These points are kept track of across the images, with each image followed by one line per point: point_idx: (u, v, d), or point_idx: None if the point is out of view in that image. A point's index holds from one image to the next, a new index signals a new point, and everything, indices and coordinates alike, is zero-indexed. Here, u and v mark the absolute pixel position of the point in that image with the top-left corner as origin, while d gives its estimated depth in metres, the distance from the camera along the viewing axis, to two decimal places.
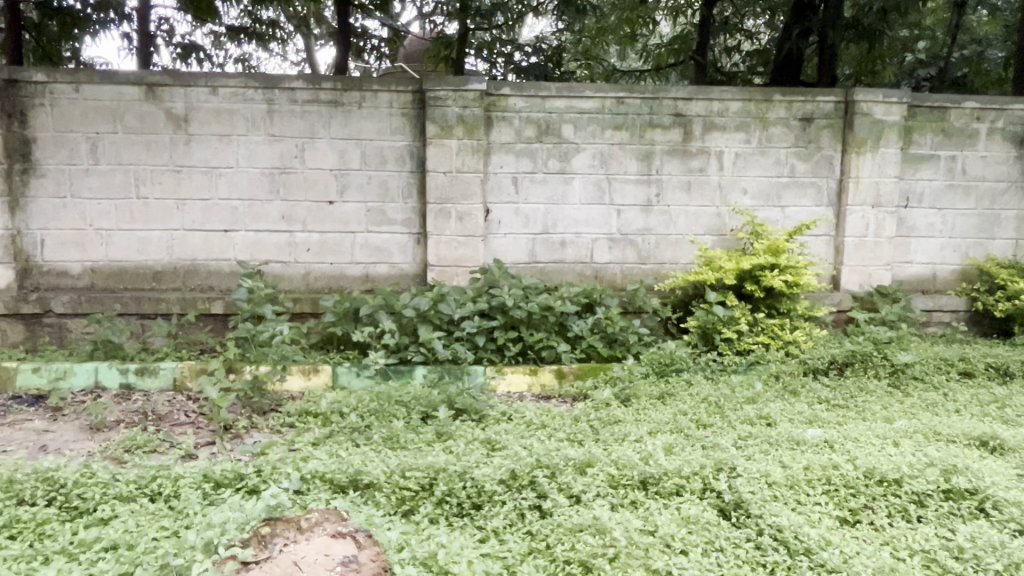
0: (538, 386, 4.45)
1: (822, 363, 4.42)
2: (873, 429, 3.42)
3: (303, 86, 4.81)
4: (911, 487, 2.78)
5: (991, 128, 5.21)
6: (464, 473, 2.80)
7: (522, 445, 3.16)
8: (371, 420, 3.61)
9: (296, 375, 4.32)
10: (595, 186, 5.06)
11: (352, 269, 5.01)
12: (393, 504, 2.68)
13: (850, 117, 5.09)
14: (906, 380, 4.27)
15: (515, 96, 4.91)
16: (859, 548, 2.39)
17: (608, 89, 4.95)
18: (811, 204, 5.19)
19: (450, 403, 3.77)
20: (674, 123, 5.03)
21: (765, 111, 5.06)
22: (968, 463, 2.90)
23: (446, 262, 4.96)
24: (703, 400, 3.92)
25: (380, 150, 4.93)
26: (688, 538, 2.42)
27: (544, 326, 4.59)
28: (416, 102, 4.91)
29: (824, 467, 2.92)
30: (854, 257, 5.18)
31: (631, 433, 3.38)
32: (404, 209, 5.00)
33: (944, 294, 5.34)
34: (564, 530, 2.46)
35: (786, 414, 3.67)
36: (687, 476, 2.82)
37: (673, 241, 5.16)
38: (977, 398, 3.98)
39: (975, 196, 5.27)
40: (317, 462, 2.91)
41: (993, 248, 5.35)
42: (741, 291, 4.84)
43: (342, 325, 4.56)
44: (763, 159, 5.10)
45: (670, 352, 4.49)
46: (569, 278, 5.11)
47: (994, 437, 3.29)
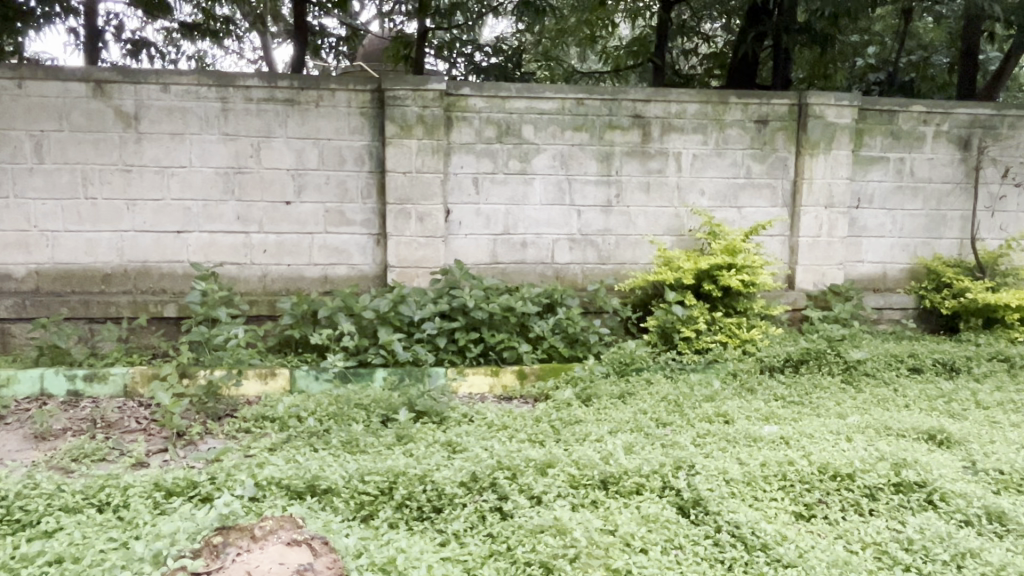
0: (499, 386, 4.45)
1: (778, 360, 4.50)
2: (827, 425, 3.50)
3: (257, 83, 4.71)
4: (864, 481, 2.85)
5: (937, 131, 5.37)
6: (424, 476, 2.77)
7: (484, 446, 3.15)
8: (330, 424, 3.55)
9: (252, 379, 4.24)
10: (556, 187, 5.07)
11: (311, 271, 4.93)
12: (352, 510, 2.64)
13: (803, 119, 5.20)
14: (858, 376, 4.37)
15: (475, 96, 4.89)
16: (813, 543, 2.43)
17: (568, 90, 4.97)
18: (767, 205, 5.28)
19: (411, 406, 3.74)
20: (633, 125, 5.07)
21: (721, 113, 5.14)
22: (918, 457, 2.98)
23: (406, 263, 4.91)
24: (663, 399, 3.96)
25: (338, 149, 4.86)
26: (647, 536, 2.43)
27: (506, 327, 4.57)
28: (375, 101, 4.86)
29: (780, 463, 2.96)
30: (808, 257, 5.29)
31: (592, 433, 3.39)
32: (364, 210, 4.94)
33: (894, 293, 5.49)
34: (525, 531, 2.45)
35: (743, 412, 3.73)
36: (647, 475, 2.84)
37: (633, 242, 5.20)
38: (926, 393, 4.10)
39: (922, 196, 5.44)
40: (272, 468, 2.85)
41: (940, 247, 5.52)
42: (699, 290, 4.91)
43: (301, 327, 4.50)
44: (720, 161, 5.18)
45: (630, 351, 4.52)
46: (530, 279, 5.11)
47: (942, 431, 3.39)
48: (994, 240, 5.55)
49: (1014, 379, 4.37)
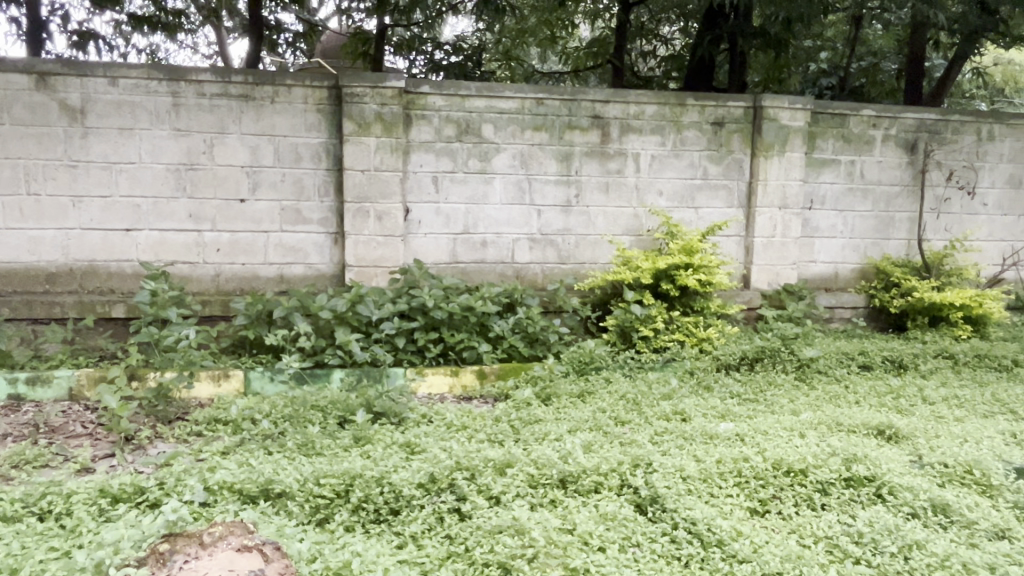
0: (459, 387, 4.41)
1: (733, 358, 4.57)
2: (781, 421, 3.56)
3: (210, 78, 4.60)
4: (816, 477, 2.90)
5: (886, 135, 5.53)
6: (381, 478, 2.73)
7: (443, 447, 3.12)
8: (286, 426, 3.48)
9: (204, 381, 4.13)
10: (515, 186, 5.06)
11: (266, 270, 4.83)
12: (307, 513, 2.58)
13: (758, 122, 5.29)
14: (811, 373, 4.47)
15: (435, 94, 4.86)
16: (767, 538, 2.47)
17: (528, 89, 4.97)
18: (723, 205, 5.37)
19: (369, 407, 3.69)
20: (593, 125, 5.10)
21: (679, 114, 5.20)
22: (867, 452, 3.05)
23: (364, 262, 4.85)
24: (622, 398, 3.98)
25: (294, 146, 4.77)
26: (606, 534, 2.44)
27: (465, 327, 4.55)
28: (332, 98, 4.79)
29: (735, 460, 3.01)
30: (763, 256, 5.39)
31: (551, 432, 3.39)
32: (321, 208, 4.86)
33: (845, 292, 5.63)
34: (483, 532, 2.43)
35: (700, 410, 3.78)
36: (605, 474, 2.85)
37: (593, 242, 5.23)
38: (875, 389, 4.21)
39: (872, 198, 5.59)
40: (224, 472, 2.77)
41: (888, 248, 5.68)
42: (657, 290, 4.96)
43: (256, 328, 4.41)
44: (677, 162, 5.24)
45: (589, 350, 4.54)
46: (490, 279, 5.09)
47: (890, 426, 3.48)
48: (939, 241, 5.73)
49: (958, 376, 4.52)
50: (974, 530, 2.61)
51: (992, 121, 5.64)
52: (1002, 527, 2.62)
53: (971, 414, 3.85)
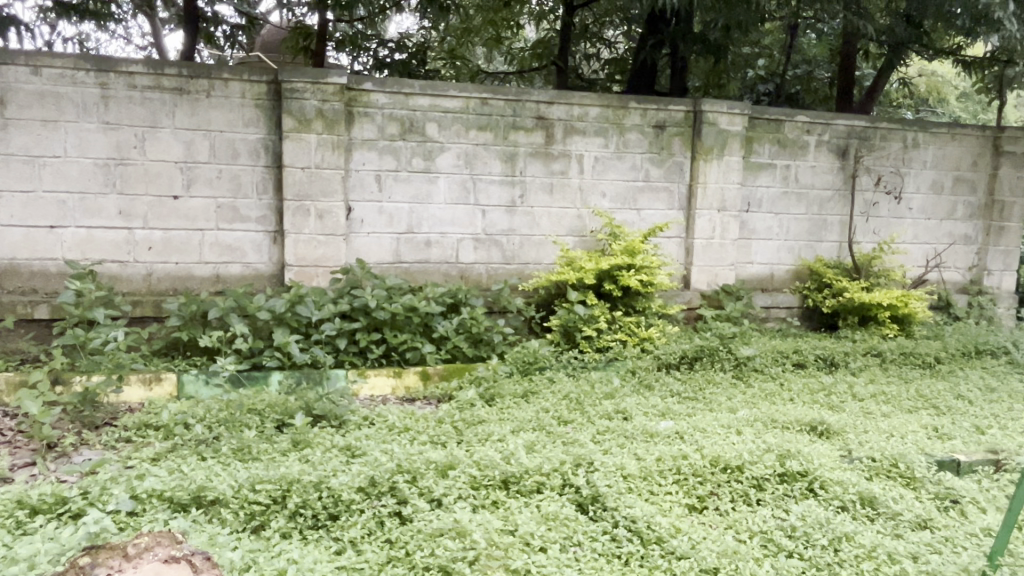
0: (402, 388, 4.35)
1: (674, 357, 4.65)
2: (718, 419, 3.65)
3: (142, 70, 4.42)
4: (752, 473, 2.97)
5: (819, 141, 5.72)
6: (320, 483, 2.67)
7: (383, 450, 3.07)
8: (220, 431, 3.37)
9: (134, 385, 3.97)
10: (460, 186, 5.03)
11: (201, 270, 4.67)
12: (242, 521, 2.51)
13: (698, 126, 5.40)
14: (747, 372, 4.59)
15: (378, 92, 4.79)
16: (705, 534, 2.52)
17: (472, 89, 4.95)
18: (664, 208, 5.46)
19: (308, 410, 3.60)
20: (537, 126, 5.12)
21: (621, 117, 5.27)
22: (800, 448, 3.14)
23: (305, 262, 4.75)
24: (565, 397, 4.00)
25: (231, 142, 4.63)
26: (547, 535, 2.44)
27: (409, 327, 4.50)
28: (272, 93, 4.67)
29: (674, 458, 3.06)
30: (702, 257, 5.51)
31: (494, 433, 3.38)
32: (259, 206, 4.73)
33: (781, 293, 5.81)
34: (424, 535, 2.40)
35: (641, 408, 3.84)
36: (547, 473, 2.86)
37: (537, 242, 5.24)
38: (808, 387, 4.35)
39: (805, 202, 5.77)
40: (154, 479, 2.67)
41: (821, 250, 5.88)
42: (600, 290, 5.01)
43: (190, 330, 4.27)
44: (620, 164, 5.31)
45: (533, 351, 4.56)
46: (434, 279, 5.05)
47: (822, 422, 3.60)
48: (868, 243, 5.96)
49: (885, 373, 4.72)
50: (899, 521, 2.72)
51: (917, 129, 5.90)
52: (925, 517, 2.74)
53: (897, 410, 4.02)
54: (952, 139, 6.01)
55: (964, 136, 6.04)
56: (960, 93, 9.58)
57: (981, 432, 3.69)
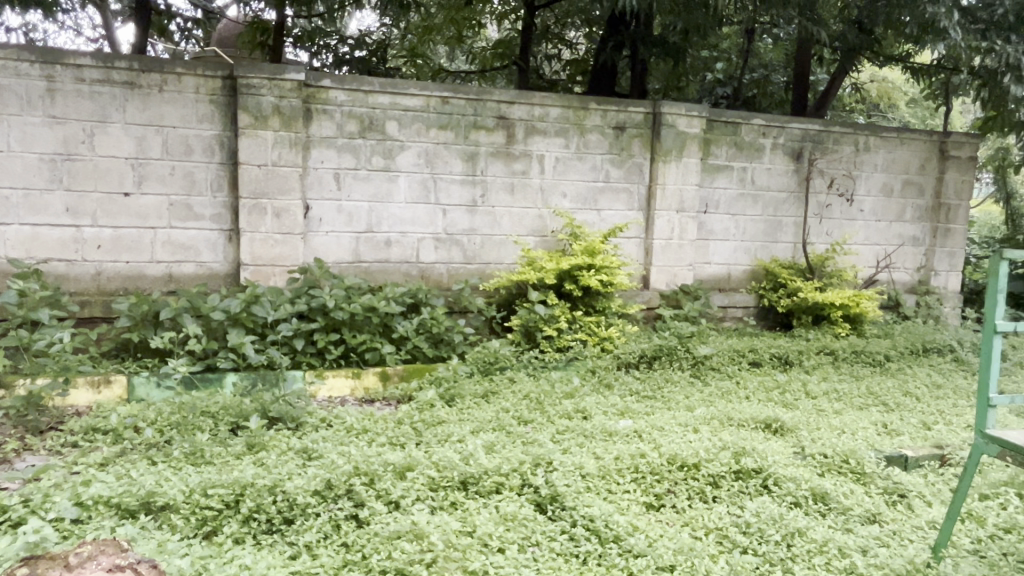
0: (361, 389, 4.29)
1: (633, 356, 4.69)
2: (676, 417, 3.69)
3: (91, 63, 4.29)
4: (708, 470, 3.01)
5: (774, 144, 5.84)
6: (274, 487, 2.62)
7: (340, 451, 3.03)
8: (172, 435, 3.29)
9: (81, 388, 3.84)
10: (420, 185, 5.00)
11: (153, 269, 4.55)
12: (193, 527, 2.44)
13: (657, 127, 5.46)
14: (705, 371, 4.65)
15: (336, 89, 4.73)
16: (662, 532, 2.54)
17: (433, 88, 4.92)
18: (624, 208, 5.51)
19: (263, 413, 3.54)
20: (498, 126, 5.11)
21: (582, 118, 5.30)
22: (755, 445, 3.20)
23: (261, 261, 4.66)
24: (525, 397, 4.00)
25: (185, 138, 4.52)
26: (505, 535, 2.44)
27: (368, 327, 4.45)
28: (227, 89, 4.57)
29: (632, 456, 3.09)
30: (661, 257, 5.57)
31: (453, 433, 3.37)
32: (213, 204, 4.62)
33: (737, 292, 5.91)
34: (381, 538, 2.38)
35: (601, 407, 3.86)
36: (506, 474, 2.86)
37: (497, 242, 5.24)
38: (763, 384, 4.44)
39: (761, 203, 5.88)
40: (100, 485, 2.59)
41: (776, 251, 6.00)
42: (561, 290, 5.03)
43: (141, 330, 4.16)
44: (581, 165, 5.34)
45: (494, 351, 4.55)
46: (394, 279, 5.00)
47: (776, 420, 3.68)
48: (822, 244, 6.10)
49: (837, 371, 4.84)
50: (849, 515, 2.79)
51: (868, 133, 6.06)
52: (874, 512, 2.81)
53: (848, 407, 4.12)
54: (901, 143, 6.19)
55: (912, 141, 6.22)
56: (909, 99, 9.87)
57: (927, 428, 3.81)
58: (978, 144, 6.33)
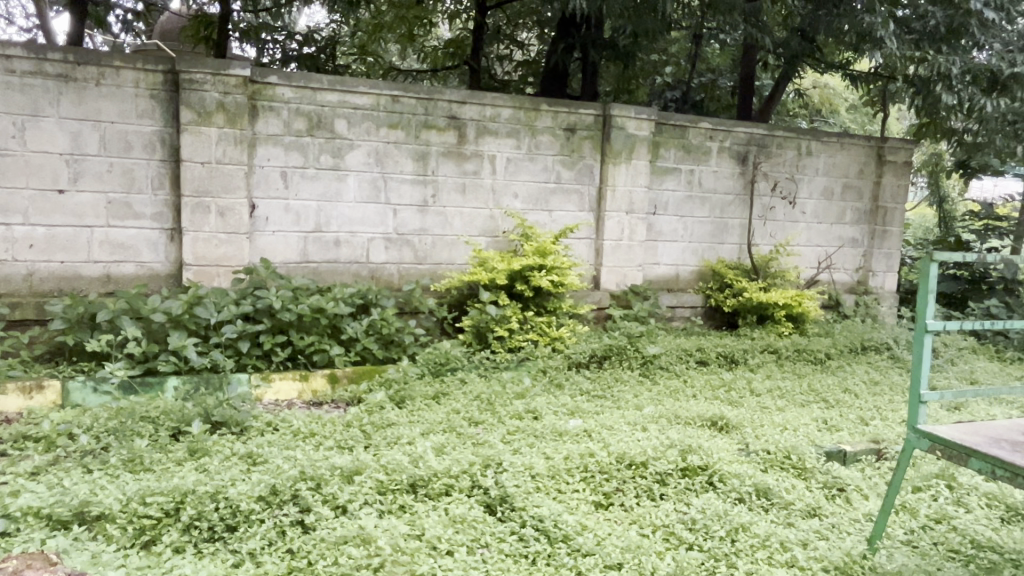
0: (309, 392, 4.21)
1: (584, 356, 4.73)
2: (625, 416, 3.74)
3: (22, 54, 4.11)
4: (655, 468, 3.06)
5: (721, 147, 5.96)
6: (216, 494, 2.55)
7: (286, 456, 2.97)
8: (109, 441, 3.17)
9: (11, 393, 3.67)
10: (370, 184, 4.94)
11: (89, 269, 4.38)
12: (130, 537, 2.36)
13: (607, 129, 5.52)
14: (653, 370, 4.72)
15: (283, 86, 4.64)
16: (610, 530, 2.57)
17: (383, 86, 4.86)
18: (575, 209, 5.56)
19: (206, 417, 3.44)
20: (449, 125, 5.09)
21: (533, 119, 5.32)
22: (701, 443, 3.26)
23: (204, 262, 4.54)
24: (476, 398, 3.99)
25: (123, 133, 4.36)
26: (453, 537, 2.43)
27: (316, 329, 4.38)
28: (168, 84, 4.43)
29: (581, 456, 3.12)
30: (611, 258, 5.63)
31: (403, 436, 3.34)
32: (154, 202, 4.48)
33: (685, 293, 6.02)
34: (327, 543, 2.34)
35: (551, 407, 3.88)
36: (456, 475, 2.85)
37: (449, 242, 5.21)
38: (710, 383, 4.53)
39: (708, 205, 6.00)
40: (30, 496, 2.49)
41: (723, 251, 6.12)
42: (512, 290, 5.04)
43: (76, 333, 4.00)
44: (532, 166, 5.36)
45: (445, 351, 4.53)
46: (343, 279, 4.93)
47: (722, 417, 3.75)
48: (766, 246, 6.25)
49: (780, 369, 4.97)
50: (791, 510, 2.87)
51: (810, 138, 6.24)
52: (814, 506, 2.89)
53: (791, 404, 4.24)
54: (841, 148, 6.39)
55: (851, 146, 6.43)
56: (849, 105, 10.19)
57: (865, 423, 3.95)
58: (913, 149, 6.58)
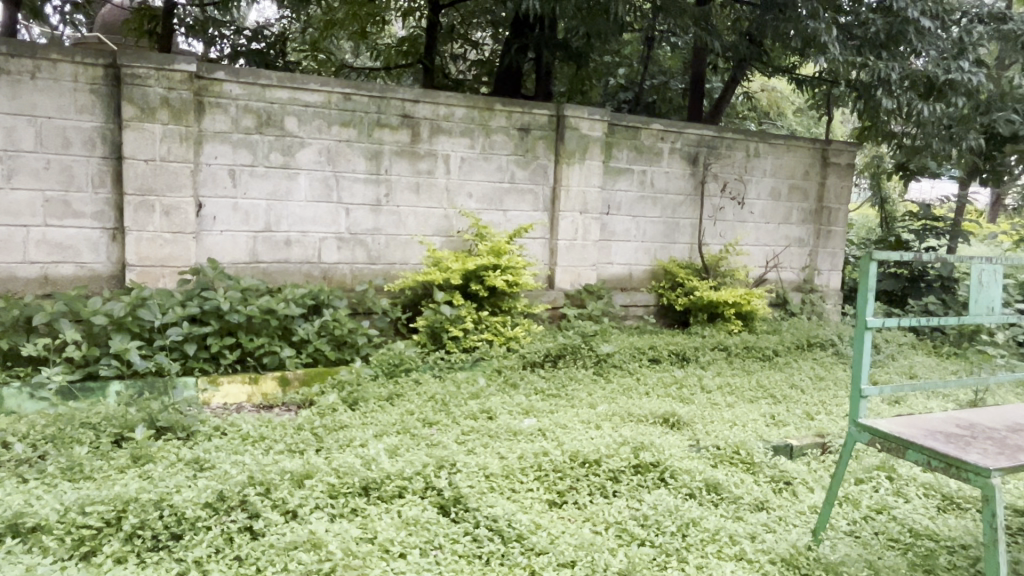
0: (259, 395, 4.12)
1: (538, 356, 4.75)
2: (579, 415, 3.77)
3: None
4: (608, 466, 3.09)
5: (672, 148, 6.05)
6: (160, 501, 2.48)
7: (234, 461, 2.90)
8: (47, 448, 3.04)
9: None
10: (322, 183, 4.86)
11: (26, 270, 4.20)
12: (68, 548, 2.28)
13: (561, 129, 5.54)
14: (607, 368, 4.76)
15: (231, 82, 4.53)
16: (563, 528, 2.58)
17: (335, 83, 4.79)
18: (529, 209, 5.58)
19: (150, 422, 3.34)
20: (402, 124, 5.05)
21: (487, 119, 5.31)
22: (654, 440, 3.31)
23: (149, 262, 4.40)
24: (430, 399, 3.97)
25: (61, 129, 4.20)
26: (406, 540, 2.41)
27: (265, 331, 4.30)
28: (110, 78, 4.29)
29: (535, 455, 3.14)
30: (566, 258, 5.67)
31: (356, 438, 3.30)
32: (96, 201, 4.33)
33: (638, 292, 6.10)
34: (276, 550, 2.30)
35: (506, 407, 3.88)
36: (409, 477, 2.83)
37: (402, 242, 5.17)
38: (662, 380, 4.59)
39: (660, 205, 6.09)
40: None
41: (674, 251, 6.22)
42: (466, 290, 5.03)
43: (11, 337, 3.84)
44: (487, 165, 5.36)
45: (398, 352, 4.49)
46: (294, 280, 4.84)
47: (673, 414, 3.82)
48: (716, 245, 6.38)
49: (730, 365, 5.07)
50: (740, 504, 2.93)
51: (758, 139, 6.39)
52: (762, 499, 2.96)
53: (740, 400, 4.34)
54: (788, 150, 6.56)
55: (797, 148, 6.61)
56: (795, 108, 10.48)
57: (810, 418, 4.07)
58: (855, 152, 6.80)
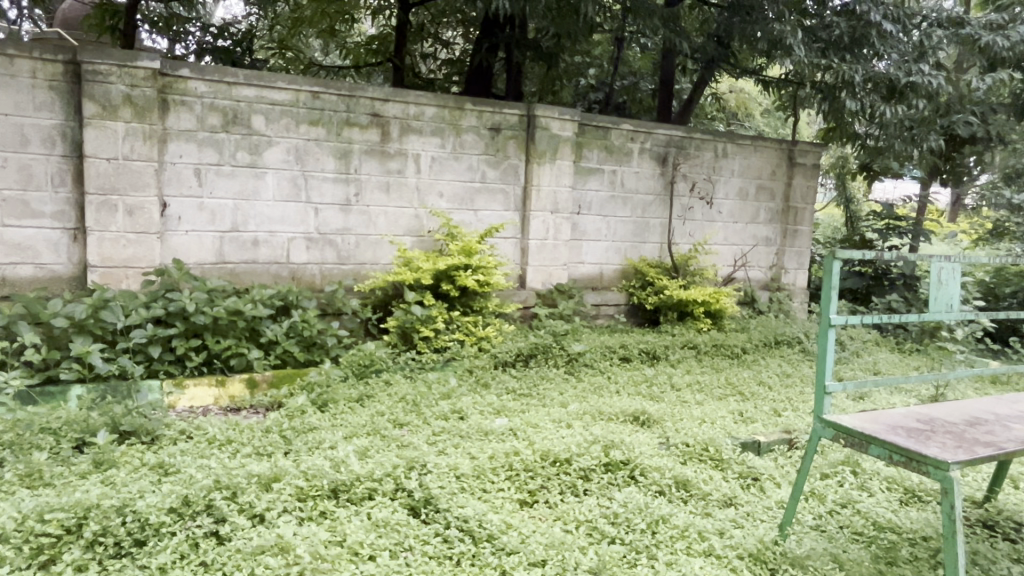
0: (226, 398, 4.06)
1: (509, 355, 4.75)
2: (550, 414, 3.78)
3: None
4: (579, 464, 3.11)
5: (641, 148, 6.10)
6: (123, 507, 2.43)
7: (200, 465, 2.85)
8: (4, 454, 2.96)
9: None
10: (290, 183, 4.81)
11: None
12: (26, 557, 2.21)
13: (532, 129, 5.55)
14: (578, 367, 4.78)
15: (196, 79, 4.46)
16: (534, 527, 2.58)
17: (303, 82, 4.74)
18: (500, 209, 5.58)
19: (113, 427, 3.27)
20: (372, 123, 5.01)
21: (458, 118, 5.30)
22: (623, 438, 3.33)
23: (111, 263, 4.31)
24: (400, 399, 3.95)
25: (19, 127, 4.09)
26: (376, 542, 2.39)
27: (233, 332, 4.23)
28: (69, 75, 4.18)
29: (506, 454, 3.14)
30: (537, 257, 5.68)
31: (326, 440, 3.27)
32: (55, 200, 4.22)
33: (609, 291, 6.13)
34: (243, 555, 2.26)
35: (476, 406, 3.87)
36: (378, 479, 2.81)
37: (372, 242, 5.13)
38: (633, 378, 4.63)
39: (630, 205, 6.13)
40: None
41: (644, 250, 6.27)
42: (437, 290, 5.01)
43: None
44: (457, 165, 5.35)
45: (369, 353, 4.46)
46: (262, 280, 4.78)
47: (643, 413, 3.85)
48: (685, 244, 6.44)
49: (699, 363, 5.13)
50: (709, 500, 2.97)
51: (726, 140, 6.47)
52: (730, 496, 3.00)
53: (709, 397, 4.39)
54: (755, 150, 6.65)
55: (764, 148, 6.70)
56: (763, 109, 10.64)
57: (777, 415, 4.13)
58: (820, 152, 6.92)
